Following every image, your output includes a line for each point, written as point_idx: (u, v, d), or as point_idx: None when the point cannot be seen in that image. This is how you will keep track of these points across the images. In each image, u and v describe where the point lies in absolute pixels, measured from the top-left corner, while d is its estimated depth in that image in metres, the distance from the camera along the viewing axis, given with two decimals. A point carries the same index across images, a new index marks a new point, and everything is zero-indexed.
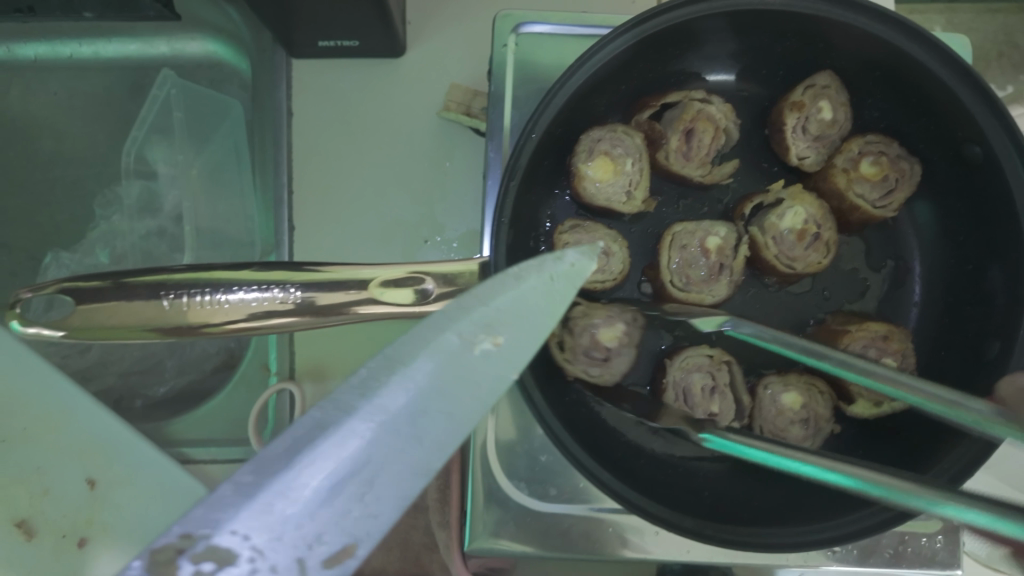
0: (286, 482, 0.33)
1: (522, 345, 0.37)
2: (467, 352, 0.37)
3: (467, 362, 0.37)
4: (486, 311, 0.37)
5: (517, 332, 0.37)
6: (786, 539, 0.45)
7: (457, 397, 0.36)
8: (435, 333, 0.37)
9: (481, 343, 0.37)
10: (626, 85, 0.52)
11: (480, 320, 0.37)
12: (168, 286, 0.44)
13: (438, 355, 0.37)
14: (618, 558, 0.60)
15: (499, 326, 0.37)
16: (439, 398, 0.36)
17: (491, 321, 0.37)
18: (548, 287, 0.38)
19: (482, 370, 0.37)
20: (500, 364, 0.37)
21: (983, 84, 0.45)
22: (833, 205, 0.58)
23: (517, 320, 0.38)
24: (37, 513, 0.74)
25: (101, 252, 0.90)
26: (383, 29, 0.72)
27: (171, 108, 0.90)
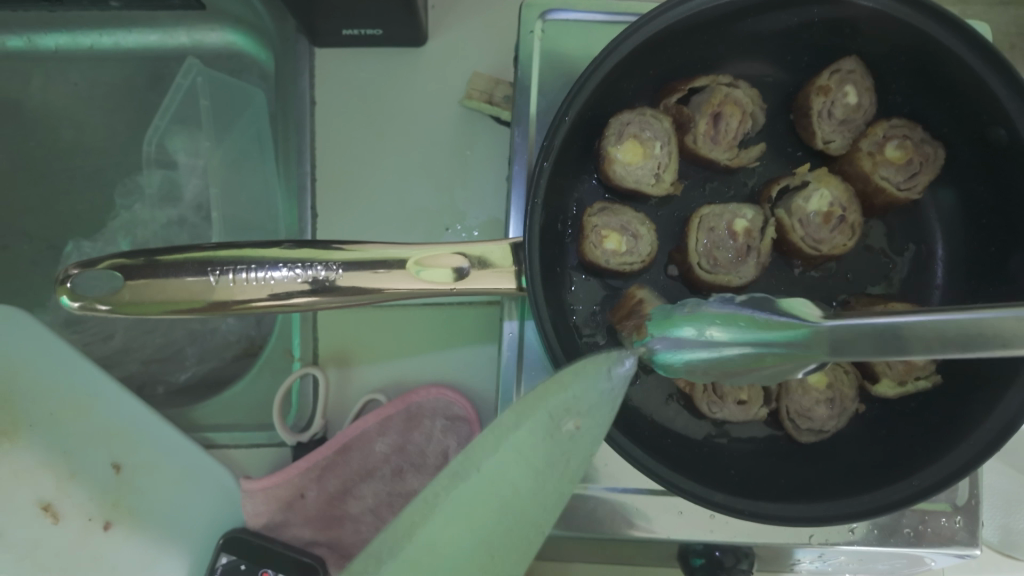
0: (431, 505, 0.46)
1: (596, 431, 0.45)
2: (555, 431, 0.45)
3: (556, 441, 0.45)
4: (566, 396, 0.45)
5: (592, 415, 0.45)
6: (818, 512, 0.46)
7: (551, 472, 0.45)
8: (526, 413, 0.45)
9: (566, 424, 0.45)
10: (654, 70, 0.53)
11: (564, 407, 0.45)
12: (214, 263, 0.45)
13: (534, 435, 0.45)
14: (622, 537, 0.61)
15: (578, 411, 0.45)
16: (542, 470, 0.45)
17: (571, 407, 0.45)
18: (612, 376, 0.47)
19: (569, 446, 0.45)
20: (581, 442, 0.45)
21: (1008, 68, 0.46)
22: (858, 188, 0.60)
23: (592, 407, 0.46)
24: (63, 497, 0.75)
25: (123, 241, 0.91)
26: (407, 17, 0.73)
27: (197, 97, 0.90)
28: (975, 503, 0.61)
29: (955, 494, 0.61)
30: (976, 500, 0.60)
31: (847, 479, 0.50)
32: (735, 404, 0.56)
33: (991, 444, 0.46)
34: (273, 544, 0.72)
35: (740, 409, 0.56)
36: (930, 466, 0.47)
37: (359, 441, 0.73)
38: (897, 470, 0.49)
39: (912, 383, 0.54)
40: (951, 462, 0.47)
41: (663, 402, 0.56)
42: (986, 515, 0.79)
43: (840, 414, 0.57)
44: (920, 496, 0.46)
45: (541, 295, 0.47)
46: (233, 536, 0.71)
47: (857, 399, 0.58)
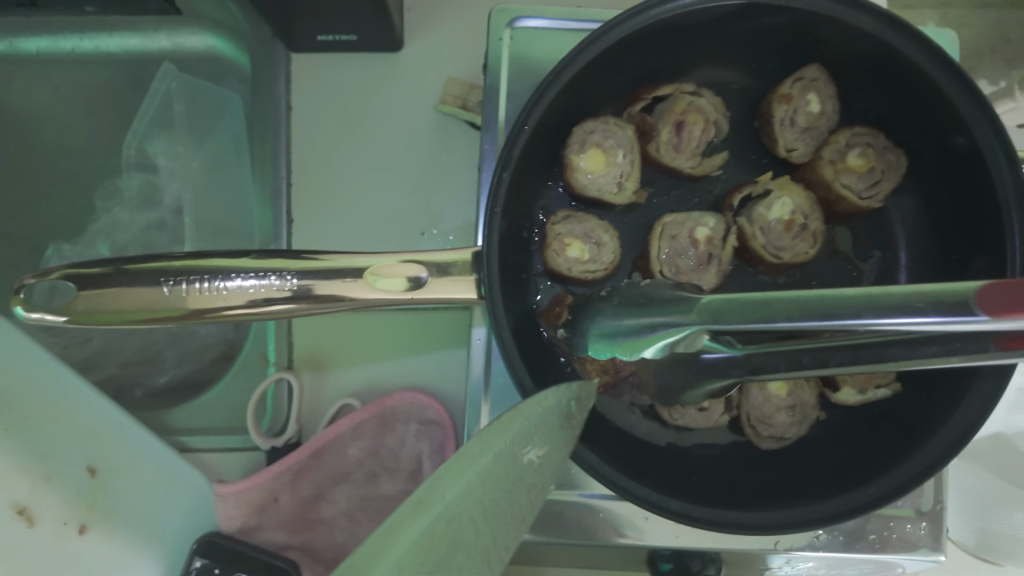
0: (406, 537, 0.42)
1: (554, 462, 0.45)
2: (518, 460, 0.44)
3: (519, 471, 0.44)
4: (531, 424, 0.45)
5: (552, 443, 0.46)
6: (776, 520, 0.47)
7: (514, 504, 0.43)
8: (491, 443, 0.44)
9: (528, 453, 0.45)
10: (618, 78, 0.53)
11: (526, 435, 0.45)
12: (168, 273, 0.45)
13: (498, 465, 0.43)
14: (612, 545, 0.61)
15: (539, 440, 0.45)
16: (507, 500, 0.43)
17: (534, 435, 0.45)
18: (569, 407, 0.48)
19: (530, 475, 0.45)
20: (539, 471, 0.45)
21: (966, 78, 0.46)
22: (821, 196, 0.60)
23: (551, 435, 0.46)
24: (40, 500, 0.70)
25: (102, 245, 0.91)
26: (381, 24, 0.73)
27: (172, 101, 0.91)
28: (940, 509, 0.61)
29: (920, 500, 0.61)
30: (941, 506, 0.61)
31: (806, 486, 0.50)
32: (696, 411, 0.56)
33: (946, 452, 0.47)
34: (246, 547, 0.72)
35: (701, 415, 0.56)
36: (885, 474, 0.48)
37: (333, 445, 0.73)
38: (855, 477, 0.49)
39: (873, 392, 0.55)
40: (907, 471, 0.47)
41: (628, 409, 0.57)
42: (961, 519, 0.79)
43: (801, 422, 0.57)
44: (875, 504, 0.46)
45: (500, 303, 0.47)
46: (206, 539, 0.71)
47: (818, 407, 0.58)
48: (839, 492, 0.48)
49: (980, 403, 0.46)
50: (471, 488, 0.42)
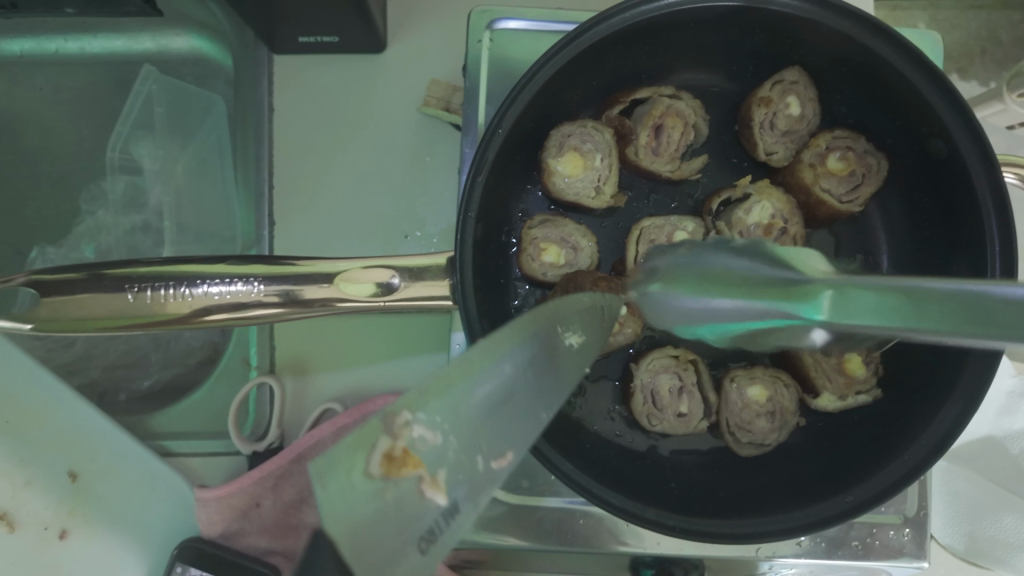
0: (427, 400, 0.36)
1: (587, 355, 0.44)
2: (559, 344, 0.42)
3: (565, 350, 0.42)
4: (571, 315, 0.45)
5: (586, 332, 0.45)
6: (750, 528, 0.46)
7: (556, 382, 0.41)
8: (536, 321, 0.41)
9: (568, 338, 0.43)
10: (595, 80, 0.53)
11: (567, 324, 0.44)
12: (133, 279, 0.45)
13: (542, 342, 0.40)
14: (613, 552, 0.61)
15: (575, 328, 0.44)
16: (549, 375, 0.40)
17: (570, 322, 0.44)
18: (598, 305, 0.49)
19: (569, 360, 0.42)
20: (576, 358, 0.43)
21: (946, 82, 0.46)
22: (800, 201, 0.59)
23: (587, 329, 0.45)
24: (19, 505, 0.71)
25: (88, 247, 0.90)
26: (362, 25, 0.72)
27: (152, 104, 0.89)
28: (924, 515, 0.60)
29: (904, 507, 0.60)
30: (925, 512, 0.60)
31: (783, 493, 0.50)
32: (673, 417, 0.57)
33: (925, 459, 0.46)
34: (228, 552, 0.71)
35: (680, 421, 0.57)
36: (865, 480, 0.47)
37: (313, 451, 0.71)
38: (835, 484, 0.48)
39: (853, 398, 0.55)
40: (886, 476, 0.47)
41: (605, 417, 0.56)
42: (949, 522, 0.78)
43: (781, 428, 0.56)
44: (854, 510, 0.46)
45: (474, 307, 0.47)
46: (187, 545, 0.71)
47: (798, 413, 0.58)
48: (818, 498, 0.47)
49: (959, 409, 0.46)
50: (520, 358, 0.38)
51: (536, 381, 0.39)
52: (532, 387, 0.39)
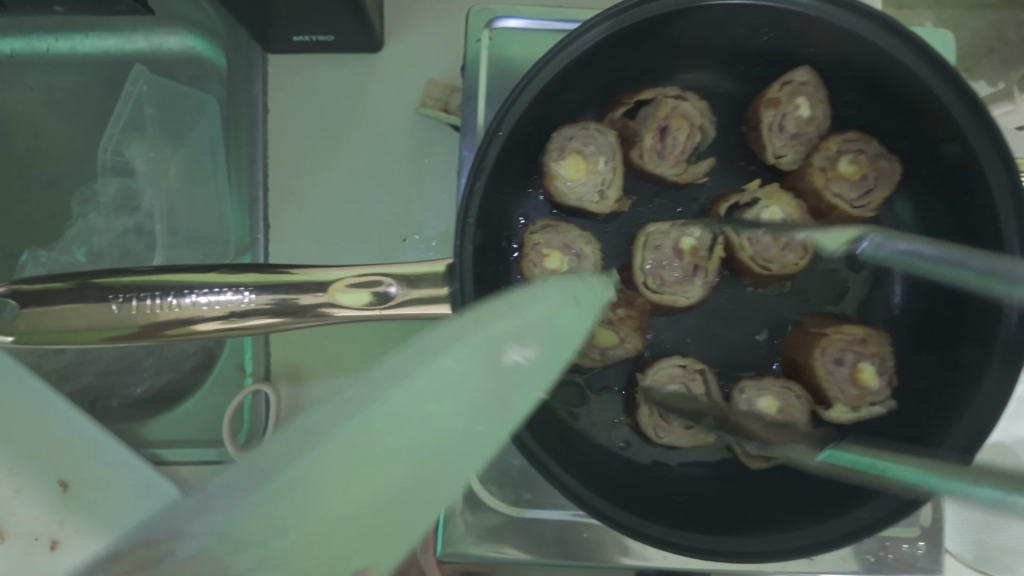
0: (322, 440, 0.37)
1: (542, 367, 0.38)
2: (500, 359, 0.36)
3: (501, 372, 0.36)
4: (512, 324, 0.39)
5: (545, 344, 0.39)
6: (756, 547, 0.44)
7: (490, 414, 0.35)
8: (464, 335, 0.37)
9: (512, 353, 0.37)
10: (598, 82, 0.51)
11: (506, 334, 0.37)
12: (118, 289, 0.43)
13: (462, 374, 0.35)
14: (617, 565, 0.59)
15: (529, 340, 0.38)
16: (470, 409, 0.34)
17: (522, 333, 0.38)
18: (571, 310, 0.42)
19: (514, 378, 0.36)
20: (528, 375, 0.37)
21: (963, 82, 0.44)
22: (811, 205, 0.58)
23: (537, 336, 0.39)
24: (10, 515, 0.70)
25: (79, 251, 0.87)
26: (357, 24, 0.70)
27: (143, 105, 0.87)
28: (936, 526, 0.59)
29: (918, 519, 0.59)
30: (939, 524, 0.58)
31: (794, 510, 0.48)
32: (681, 427, 0.54)
33: None
34: None
35: (687, 433, 0.55)
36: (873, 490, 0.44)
37: None
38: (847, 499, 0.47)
39: (866, 410, 0.54)
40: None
41: (609, 427, 0.55)
42: (957, 531, 0.75)
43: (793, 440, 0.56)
44: (858, 534, 0.43)
45: None
46: None
47: (810, 424, 0.57)
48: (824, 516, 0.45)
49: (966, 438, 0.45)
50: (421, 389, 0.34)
51: (438, 424, 0.33)
52: (436, 438, 0.33)
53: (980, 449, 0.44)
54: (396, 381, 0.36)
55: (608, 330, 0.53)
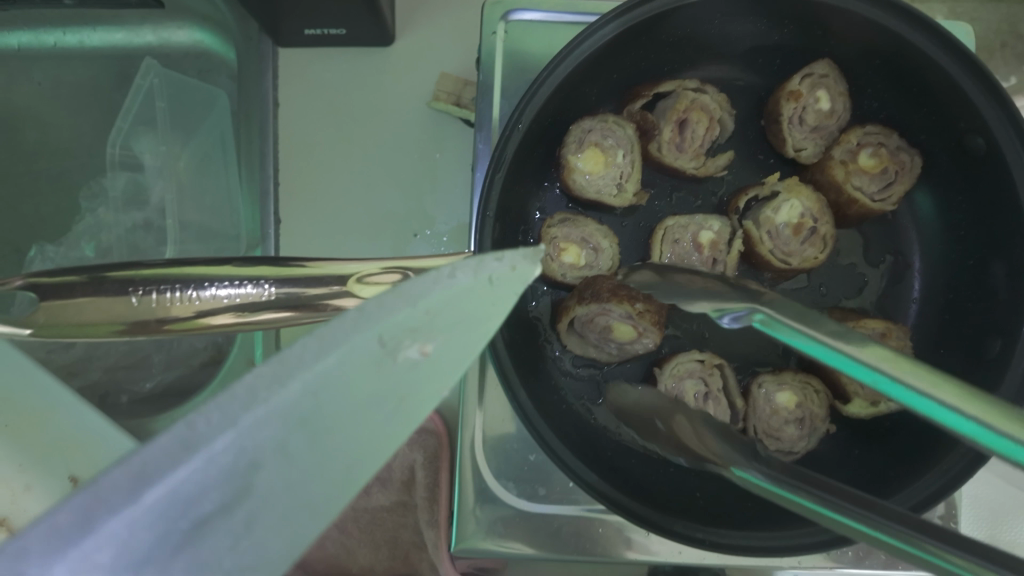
0: (124, 518, 0.21)
1: (445, 361, 0.26)
2: (386, 362, 0.26)
3: (392, 370, 0.26)
4: (412, 312, 0.26)
5: (450, 338, 0.26)
6: (776, 542, 0.44)
7: (380, 415, 0.26)
8: (346, 332, 0.25)
9: (403, 351, 0.26)
10: (617, 74, 0.51)
11: (407, 321, 0.26)
12: (137, 282, 0.43)
13: (355, 365, 0.25)
14: (620, 560, 0.59)
15: (427, 331, 0.26)
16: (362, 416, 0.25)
17: (414, 325, 0.26)
18: (486, 295, 0.26)
19: (404, 386, 0.26)
20: (426, 379, 0.26)
21: (989, 74, 0.43)
22: (831, 198, 0.57)
23: (448, 328, 0.26)
24: (20, 510, 0.69)
25: (87, 246, 0.86)
26: (370, 18, 0.70)
27: (153, 98, 0.86)
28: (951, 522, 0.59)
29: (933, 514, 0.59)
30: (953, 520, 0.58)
31: None
32: None
33: (966, 466, 0.43)
34: None
35: None
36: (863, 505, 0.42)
37: None
38: None
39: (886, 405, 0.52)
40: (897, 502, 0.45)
41: None
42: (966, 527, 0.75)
43: (809, 435, 0.56)
44: (833, 544, 0.42)
45: None
46: None
47: (828, 420, 0.57)
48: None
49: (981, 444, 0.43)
50: (297, 403, 0.24)
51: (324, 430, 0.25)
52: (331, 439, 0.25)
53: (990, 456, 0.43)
54: (242, 401, 0.23)
55: (627, 325, 0.53)
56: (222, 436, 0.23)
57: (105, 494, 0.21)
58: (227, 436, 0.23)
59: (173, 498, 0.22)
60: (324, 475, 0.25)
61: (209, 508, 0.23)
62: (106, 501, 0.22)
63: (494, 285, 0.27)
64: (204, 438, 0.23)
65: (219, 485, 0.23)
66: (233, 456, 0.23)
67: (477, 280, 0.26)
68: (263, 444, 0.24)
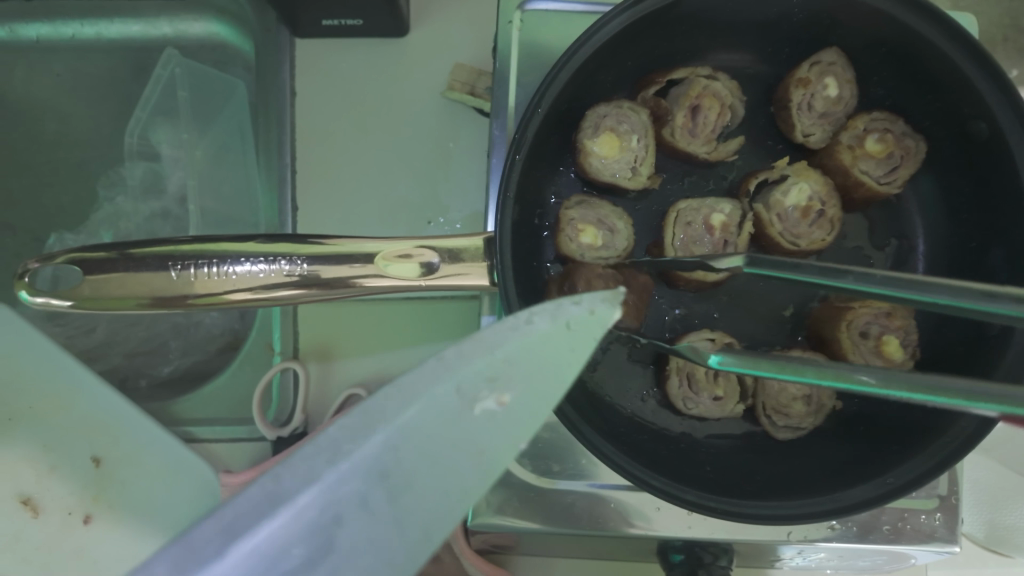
0: (222, 566, 0.28)
1: (521, 409, 0.31)
2: (464, 412, 0.31)
3: (468, 424, 0.31)
4: (488, 360, 0.31)
5: (525, 387, 0.31)
6: (785, 511, 0.46)
7: (460, 466, 0.31)
8: (425, 383, 0.30)
9: (482, 402, 0.31)
10: (633, 61, 0.53)
11: (483, 369, 0.31)
12: (176, 257, 0.45)
13: (434, 418, 0.30)
14: (623, 535, 0.60)
15: (505, 381, 0.31)
16: (438, 474, 0.31)
17: (493, 376, 0.31)
18: (566, 338, 0.31)
19: (481, 433, 0.31)
20: (505, 428, 0.31)
21: (992, 62, 0.45)
22: (838, 181, 0.59)
23: (528, 373, 0.31)
24: (44, 490, 0.70)
25: (106, 234, 0.88)
26: (387, 8, 0.72)
27: (175, 87, 0.88)
28: (954, 500, 0.60)
29: (936, 489, 0.60)
30: (956, 496, 0.60)
31: (820, 479, 0.50)
32: (710, 400, 0.57)
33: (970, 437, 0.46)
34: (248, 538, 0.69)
35: (716, 404, 0.57)
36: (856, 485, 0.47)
37: None
38: (872, 469, 0.49)
39: None
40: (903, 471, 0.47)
41: (641, 398, 0.57)
42: (969, 510, 0.76)
43: (817, 412, 0.57)
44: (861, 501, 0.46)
45: (513, 286, 0.46)
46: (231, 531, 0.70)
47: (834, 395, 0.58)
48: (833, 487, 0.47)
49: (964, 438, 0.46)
50: (379, 457, 0.30)
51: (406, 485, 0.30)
52: (418, 493, 0.31)
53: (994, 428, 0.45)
54: (327, 454, 0.30)
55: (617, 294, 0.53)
56: (306, 490, 0.29)
57: (209, 540, 0.29)
58: (308, 490, 0.29)
59: (260, 545, 0.29)
60: (406, 524, 0.31)
61: (294, 562, 0.29)
62: (210, 544, 0.29)
63: (571, 328, 0.31)
64: (290, 493, 0.29)
65: (306, 533, 0.29)
66: (316, 507, 0.29)
67: (553, 322, 0.31)
68: (336, 501, 0.30)
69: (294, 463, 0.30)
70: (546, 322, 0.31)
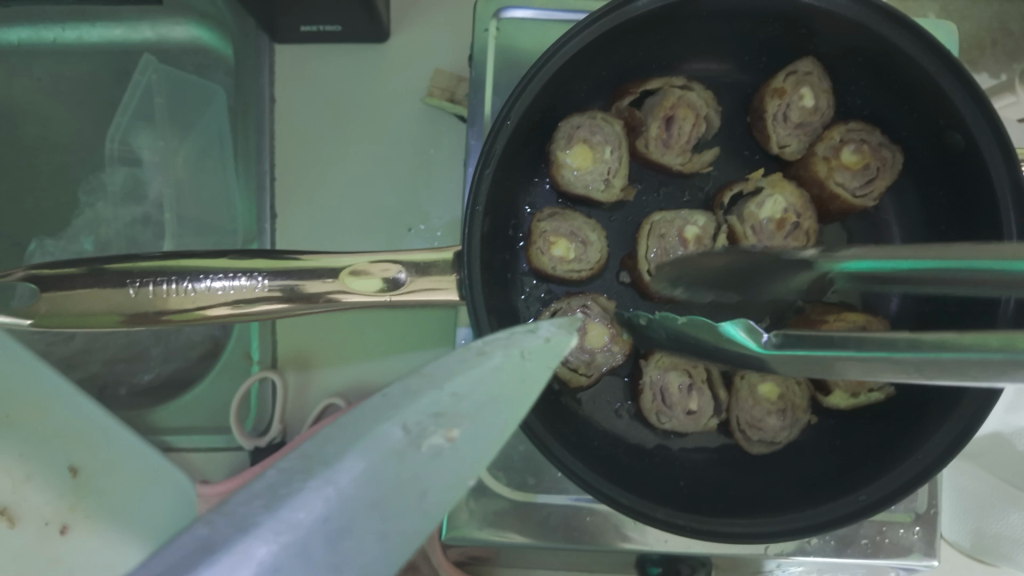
0: None
1: (472, 442, 0.32)
2: (411, 449, 0.32)
3: (416, 463, 0.32)
4: (439, 396, 0.33)
5: (476, 424, 0.32)
6: (760, 530, 0.46)
7: (404, 504, 0.32)
8: (375, 424, 0.33)
9: (431, 438, 0.32)
10: (607, 71, 0.52)
11: (433, 406, 0.33)
12: (134, 274, 0.45)
13: (379, 456, 0.32)
14: (612, 549, 0.60)
15: (452, 418, 0.32)
16: (382, 518, 0.31)
17: (442, 412, 0.33)
18: (521, 367, 0.33)
19: (432, 470, 0.32)
20: (452, 462, 0.32)
21: (967, 74, 0.44)
22: (814, 193, 0.58)
23: (479, 408, 0.33)
24: (21, 499, 0.69)
25: (86, 240, 0.87)
26: (366, 14, 0.71)
27: (152, 94, 0.88)
28: (934, 513, 0.60)
29: (915, 503, 0.60)
30: (936, 510, 0.60)
31: (795, 494, 0.49)
32: (683, 414, 0.57)
33: (942, 454, 0.46)
34: None
35: (690, 418, 0.58)
36: (835, 500, 0.47)
37: None
38: (848, 484, 0.48)
39: (866, 395, 0.55)
40: (878, 488, 0.47)
41: (620, 416, 0.57)
42: (953, 519, 0.75)
43: (792, 426, 0.57)
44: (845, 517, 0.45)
45: (482, 305, 0.45)
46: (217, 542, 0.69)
47: (810, 411, 0.58)
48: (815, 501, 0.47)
49: (976, 402, 0.45)
50: (317, 498, 0.31)
51: (347, 531, 0.31)
52: (361, 537, 0.31)
53: (970, 440, 0.45)
54: (267, 497, 0.32)
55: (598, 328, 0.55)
56: (243, 535, 0.31)
57: None
58: (246, 534, 0.31)
59: None
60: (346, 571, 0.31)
61: None
62: None
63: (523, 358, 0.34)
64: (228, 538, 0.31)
65: None
66: (253, 554, 0.30)
67: (510, 352, 0.34)
68: (272, 546, 0.30)
69: (233, 510, 0.32)
70: (501, 355, 0.34)
